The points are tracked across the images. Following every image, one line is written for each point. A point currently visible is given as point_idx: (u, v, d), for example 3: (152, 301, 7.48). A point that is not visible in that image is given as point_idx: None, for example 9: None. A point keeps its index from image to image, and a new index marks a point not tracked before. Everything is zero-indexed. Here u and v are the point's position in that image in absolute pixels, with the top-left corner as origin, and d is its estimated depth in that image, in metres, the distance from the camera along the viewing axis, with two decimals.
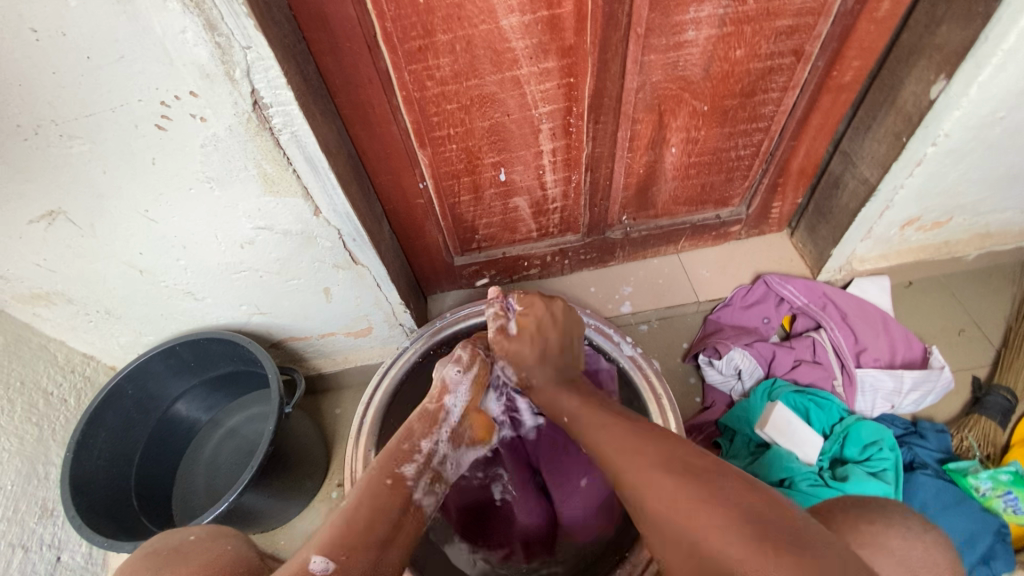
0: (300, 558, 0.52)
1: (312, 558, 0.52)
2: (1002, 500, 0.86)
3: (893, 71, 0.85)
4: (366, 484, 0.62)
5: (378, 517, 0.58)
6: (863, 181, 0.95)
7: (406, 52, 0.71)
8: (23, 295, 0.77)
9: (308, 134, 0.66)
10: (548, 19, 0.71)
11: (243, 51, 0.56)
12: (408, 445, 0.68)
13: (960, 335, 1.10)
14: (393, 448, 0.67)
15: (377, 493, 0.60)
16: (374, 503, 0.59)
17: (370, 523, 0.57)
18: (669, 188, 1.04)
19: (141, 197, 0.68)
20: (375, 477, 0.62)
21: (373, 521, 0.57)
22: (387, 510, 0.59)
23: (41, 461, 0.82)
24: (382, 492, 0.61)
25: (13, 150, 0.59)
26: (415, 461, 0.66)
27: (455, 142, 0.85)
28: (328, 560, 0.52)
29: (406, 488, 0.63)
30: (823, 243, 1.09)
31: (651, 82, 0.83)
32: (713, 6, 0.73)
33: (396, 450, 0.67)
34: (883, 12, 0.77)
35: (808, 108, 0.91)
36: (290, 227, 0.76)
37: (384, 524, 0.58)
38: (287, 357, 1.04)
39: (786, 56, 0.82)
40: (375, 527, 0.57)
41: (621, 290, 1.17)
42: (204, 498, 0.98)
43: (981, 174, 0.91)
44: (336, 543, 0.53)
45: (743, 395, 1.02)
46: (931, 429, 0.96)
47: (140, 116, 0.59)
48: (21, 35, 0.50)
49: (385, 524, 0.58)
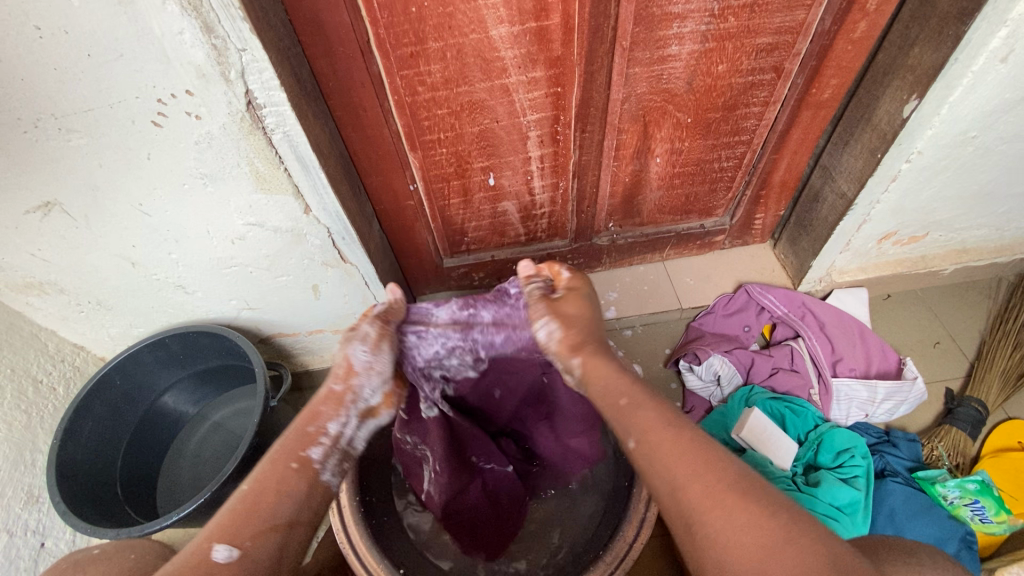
0: (196, 550, 0.49)
1: (212, 549, 0.49)
2: (969, 509, 0.89)
3: (870, 89, 0.88)
4: (269, 466, 0.57)
5: (284, 500, 0.54)
6: (841, 196, 0.98)
7: (398, 58, 0.74)
8: (16, 283, 0.78)
9: (300, 134, 0.68)
10: (536, 30, 0.74)
11: (238, 52, 0.58)
12: (314, 428, 0.62)
13: (935, 348, 1.12)
14: (297, 430, 0.61)
15: (283, 478, 0.56)
16: (279, 489, 0.55)
17: (273, 510, 0.53)
18: (654, 197, 1.06)
19: (135, 191, 0.69)
20: (278, 462, 0.57)
21: (278, 510, 0.54)
22: (298, 491, 0.56)
23: (28, 448, 0.84)
24: (288, 477, 0.56)
25: (12, 141, 0.61)
26: (323, 443, 0.61)
27: (445, 146, 0.88)
28: (230, 550, 0.50)
29: (314, 471, 0.58)
30: (804, 254, 1.12)
31: (636, 93, 0.86)
32: (696, 22, 0.76)
33: (300, 432, 0.61)
34: (859, 33, 0.81)
35: (788, 123, 0.94)
36: (280, 224, 0.78)
37: (289, 510, 0.54)
38: (275, 352, 1.06)
39: (766, 73, 0.85)
40: (281, 513, 0.54)
41: (606, 296, 1.19)
42: (187, 490, 1.00)
43: (955, 192, 0.94)
44: (237, 534, 0.51)
45: (722, 401, 1.04)
46: (902, 438, 0.98)
47: (136, 112, 0.61)
48: (24, 32, 0.52)
49: (290, 505, 0.55)
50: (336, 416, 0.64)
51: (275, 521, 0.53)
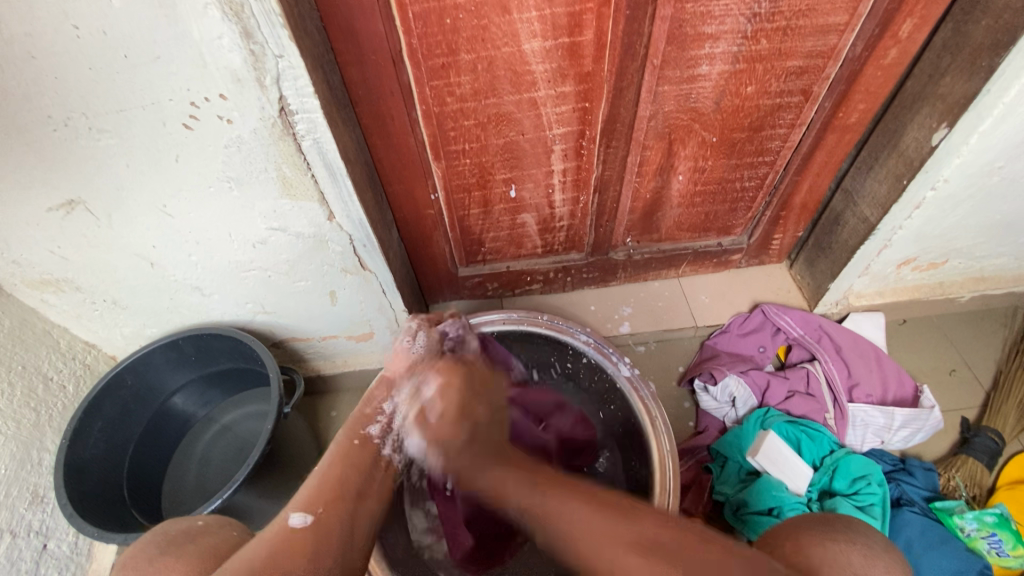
0: (277, 520, 0.54)
1: (290, 517, 0.54)
2: (986, 542, 0.87)
3: (897, 115, 0.87)
4: (335, 448, 0.65)
5: (349, 473, 0.61)
6: (863, 220, 0.97)
7: (429, 68, 0.73)
8: (32, 279, 0.77)
9: (330, 141, 0.67)
10: (568, 45, 0.74)
11: (275, 59, 0.58)
12: (372, 408, 0.70)
13: (951, 375, 1.12)
14: (357, 412, 0.69)
15: (347, 453, 0.64)
16: (345, 462, 0.63)
17: (343, 484, 0.59)
18: (674, 214, 1.06)
19: (160, 192, 0.69)
20: (343, 438, 0.66)
21: (346, 482, 0.60)
22: (358, 467, 0.62)
23: (36, 447, 0.82)
24: (350, 450, 0.65)
25: (40, 138, 0.60)
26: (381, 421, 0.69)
27: (469, 157, 0.87)
28: (306, 516, 0.54)
29: (374, 445, 0.66)
30: (821, 277, 1.11)
31: (663, 111, 0.85)
32: (728, 43, 0.76)
33: (361, 412, 0.69)
34: (890, 59, 0.81)
35: (813, 146, 0.94)
36: (303, 230, 0.77)
37: (356, 483, 0.60)
38: (288, 357, 1.05)
39: (795, 95, 0.85)
40: (349, 487, 0.60)
41: (621, 310, 1.18)
42: (194, 494, 0.98)
43: (978, 220, 0.94)
44: (312, 502, 0.56)
45: (736, 422, 1.03)
46: (919, 467, 0.98)
47: (168, 114, 0.60)
48: (62, 31, 0.52)
49: (356, 479, 0.61)
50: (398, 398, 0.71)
51: (342, 491, 0.59)
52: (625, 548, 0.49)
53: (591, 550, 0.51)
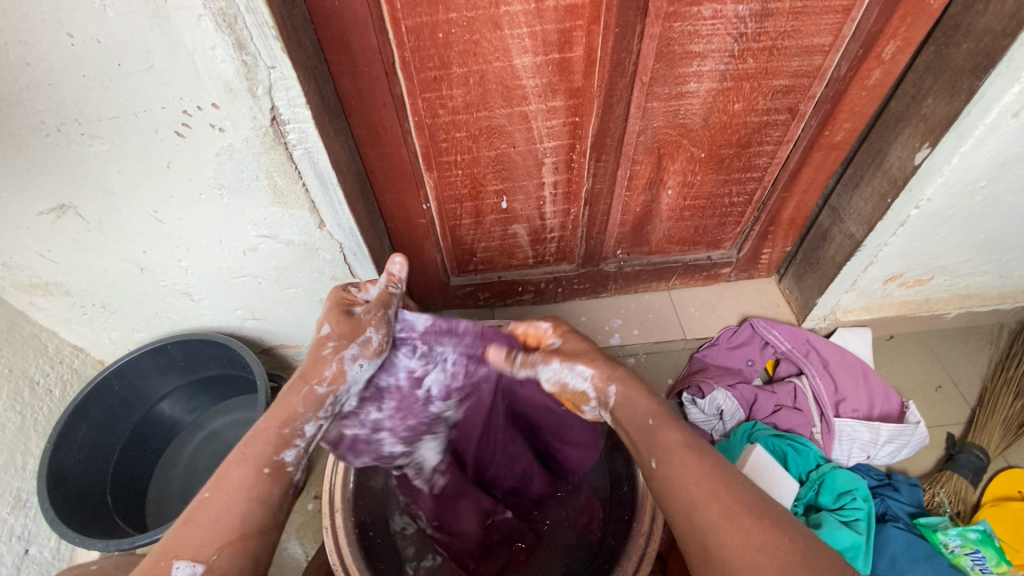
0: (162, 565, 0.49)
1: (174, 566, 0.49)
2: (970, 558, 0.87)
3: (881, 135, 0.89)
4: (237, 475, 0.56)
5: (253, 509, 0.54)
6: (849, 237, 0.98)
7: (421, 81, 0.75)
8: (22, 283, 0.78)
9: (321, 151, 0.68)
10: (559, 61, 0.75)
11: (267, 70, 0.59)
12: (291, 429, 0.60)
13: (938, 391, 1.12)
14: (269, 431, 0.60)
15: (254, 487, 0.55)
16: (249, 495, 0.55)
17: (238, 521, 0.53)
18: (664, 227, 1.07)
19: (151, 198, 0.69)
20: (249, 465, 0.57)
21: (245, 521, 0.53)
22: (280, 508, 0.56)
23: (20, 451, 0.82)
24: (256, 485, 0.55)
25: (32, 144, 0.61)
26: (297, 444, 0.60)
27: (461, 168, 0.88)
28: (194, 565, 0.49)
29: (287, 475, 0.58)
30: (809, 292, 1.12)
31: (652, 126, 0.87)
32: (715, 61, 0.78)
33: (277, 435, 0.59)
34: (873, 80, 0.82)
35: (800, 163, 0.95)
36: (293, 237, 0.78)
37: (256, 521, 0.53)
38: (277, 364, 1.05)
39: (781, 113, 0.86)
40: (248, 526, 0.53)
41: (611, 322, 1.19)
42: (179, 500, 0.98)
43: (962, 239, 0.95)
44: (201, 548, 0.50)
45: (723, 436, 1.04)
46: (904, 482, 0.98)
47: (160, 122, 0.61)
48: (57, 39, 0.53)
49: (257, 514, 0.54)
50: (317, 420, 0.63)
51: (243, 531, 0.52)
52: (710, 500, 0.51)
53: (682, 494, 0.53)
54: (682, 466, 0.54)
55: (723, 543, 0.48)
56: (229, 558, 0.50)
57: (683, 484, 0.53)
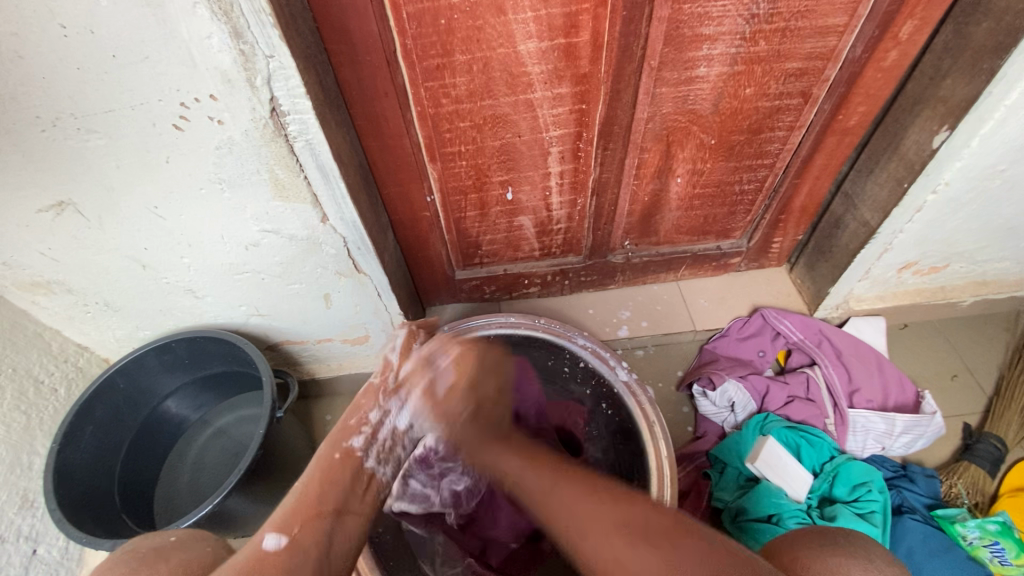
0: (251, 540, 0.50)
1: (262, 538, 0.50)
2: (989, 550, 0.86)
3: (897, 118, 0.87)
4: (316, 462, 0.58)
5: (329, 490, 0.55)
6: (863, 224, 0.96)
7: (424, 69, 0.73)
8: (24, 281, 0.77)
9: (323, 143, 0.66)
10: (565, 46, 0.73)
11: (265, 59, 0.57)
12: (356, 420, 0.63)
13: (953, 380, 1.10)
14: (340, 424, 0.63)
15: (329, 469, 0.57)
16: (326, 478, 0.56)
17: (319, 499, 0.54)
18: (672, 217, 1.05)
19: (151, 193, 0.68)
20: (324, 451, 0.59)
21: (323, 499, 0.54)
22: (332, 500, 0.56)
23: (26, 451, 0.81)
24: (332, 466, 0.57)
25: (29, 140, 0.60)
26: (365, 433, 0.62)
27: (465, 159, 0.87)
28: (280, 537, 0.50)
29: (356, 459, 0.59)
30: (822, 281, 1.10)
31: (661, 113, 0.85)
32: (726, 44, 0.75)
33: (343, 425, 0.62)
34: (890, 62, 0.80)
35: (812, 149, 0.93)
36: (296, 232, 0.77)
37: (335, 498, 0.55)
38: (282, 360, 1.04)
39: (793, 98, 0.84)
40: (329, 503, 0.54)
41: (619, 314, 1.17)
42: (187, 498, 0.97)
43: (980, 224, 0.93)
44: (286, 521, 0.51)
45: (735, 428, 1.02)
46: (920, 474, 0.96)
47: (158, 115, 0.60)
48: (50, 30, 0.51)
49: (338, 495, 0.55)
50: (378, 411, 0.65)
51: (321, 508, 0.53)
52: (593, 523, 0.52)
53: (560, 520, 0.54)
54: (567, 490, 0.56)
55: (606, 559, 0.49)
56: (310, 529, 0.51)
57: (563, 510, 0.54)
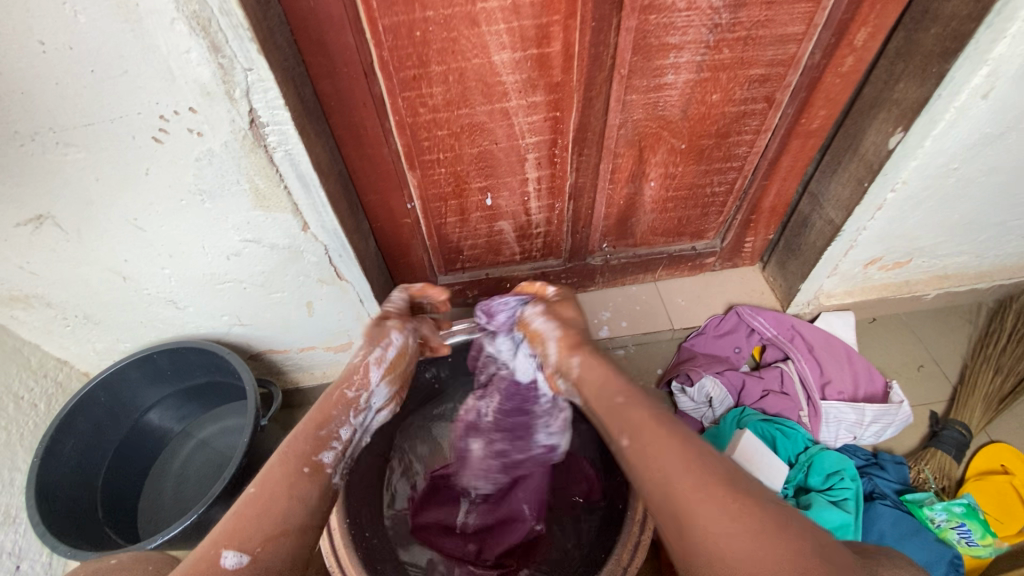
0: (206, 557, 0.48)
1: (222, 554, 0.49)
2: (956, 532, 0.90)
3: (857, 120, 0.91)
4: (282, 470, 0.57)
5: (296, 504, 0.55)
6: (829, 222, 1.00)
7: (401, 80, 0.75)
8: (1, 296, 0.76)
9: (302, 153, 0.68)
10: (538, 56, 0.75)
11: (244, 72, 0.59)
12: (326, 432, 0.63)
13: (919, 370, 1.15)
14: (309, 432, 0.62)
15: (295, 483, 0.56)
16: (290, 493, 0.55)
17: (283, 516, 0.53)
18: (648, 220, 1.08)
19: (130, 205, 0.69)
20: (290, 464, 0.57)
21: (287, 516, 0.53)
22: (318, 507, 0.57)
23: (6, 467, 0.81)
24: (300, 479, 0.57)
25: (8, 154, 0.60)
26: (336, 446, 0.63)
27: (444, 166, 0.89)
28: (242, 555, 0.49)
29: (326, 476, 0.59)
30: (792, 278, 1.14)
31: (633, 119, 0.88)
32: (692, 53, 0.79)
33: (314, 436, 0.62)
34: (847, 67, 0.84)
35: (778, 151, 0.97)
36: (277, 241, 0.78)
37: (298, 513, 0.54)
38: (266, 369, 1.05)
39: (758, 102, 0.88)
40: (293, 520, 0.53)
41: (600, 315, 1.20)
42: (170, 511, 0.97)
43: (937, 221, 0.97)
44: (248, 538, 0.50)
45: (713, 422, 1.05)
46: (890, 461, 1.00)
47: (137, 128, 0.61)
48: (28, 46, 0.52)
49: (301, 511, 0.55)
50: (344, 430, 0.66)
51: (286, 526, 0.52)
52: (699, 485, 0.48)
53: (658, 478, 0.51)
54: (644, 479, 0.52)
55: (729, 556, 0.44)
56: (273, 551, 0.50)
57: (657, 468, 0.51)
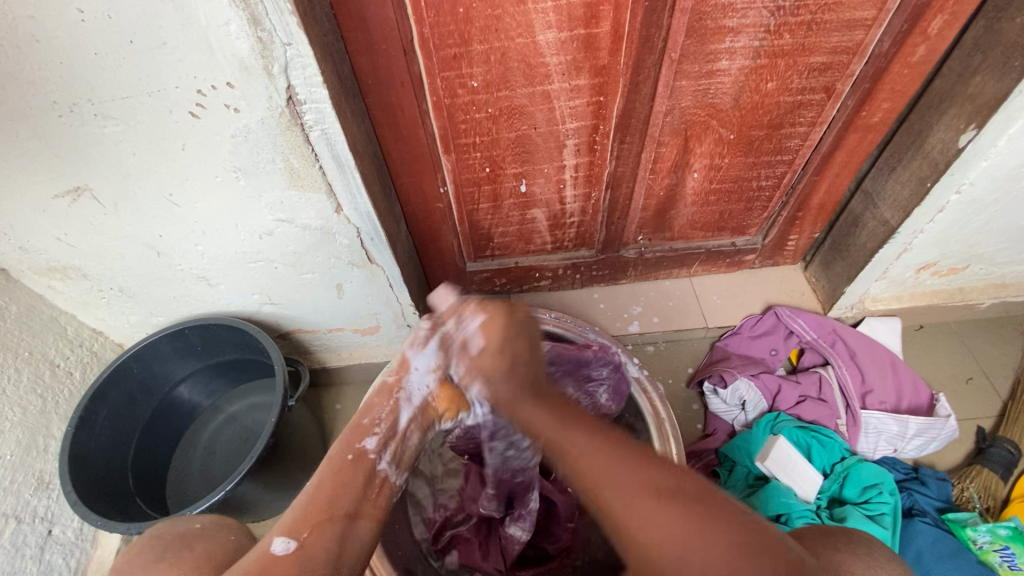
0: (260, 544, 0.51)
1: (273, 541, 0.51)
2: (998, 555, 0.85)
3: (923, 116, 0.84)
4: (328, 465, 0.59)
5: (342, 494, 0.56)
6: (883, 223, 0.94)
7: (440, 59, 0.72)
8: (40, 266, 0.77)
9: (338, 133, 0.66)
10: (585, 37, 0.71)
11: (283, 47, 0.57)
12: (369, 419, 0.63)
13: (968, 383, 1.09)
14: (353, 422, 0.63)
15: (339, 471, 0.58)
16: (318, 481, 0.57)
17: (332, 502, 0.55)
18: (688, 213, 1.04)
19: (167, 180, 0.68)
20: (336, 452, 0.60)
21: (336, 503, 0.55)
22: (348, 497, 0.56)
23: (42, 434, 0.83)
24: (344, 469, 0.58)
25: (45, 125, 0.59)
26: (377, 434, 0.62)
27: (480, 151, 0.86)
28: (289, 541, 0.50)
29: (369, 461, 0.60)
30: (837, 280, 1.09)
31: (680, 107, 0.83)
32: (750, 37, 0.74)
33: (355, 424, 0.63)
34: (918, 57, 0.77)
35: (833, 146, 0.91)
36: (310, 222, 0.76)
37: (346, 504, 0.55)
38: (294, 348, 1.05)
39: (816, 93, 0.82)
40: (339, 507, 0.55)
41: (630, 309, 1.17)
42: (199, 484, 0.99)
43: (1003, 225, 0.91)
44: (297, 526, 0.52)
45: (745, 426, 1.02)
46: (932, 477, 0.95)
47: (174, 102, 0.59)
48: (67, 15, 0.51)
49: (347, 500, 0.56)
50: (386, 406, 0.65)
51: (332, 512, 0.54)
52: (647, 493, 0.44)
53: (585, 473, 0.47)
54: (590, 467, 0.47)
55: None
56: (321, 537, 0.51)
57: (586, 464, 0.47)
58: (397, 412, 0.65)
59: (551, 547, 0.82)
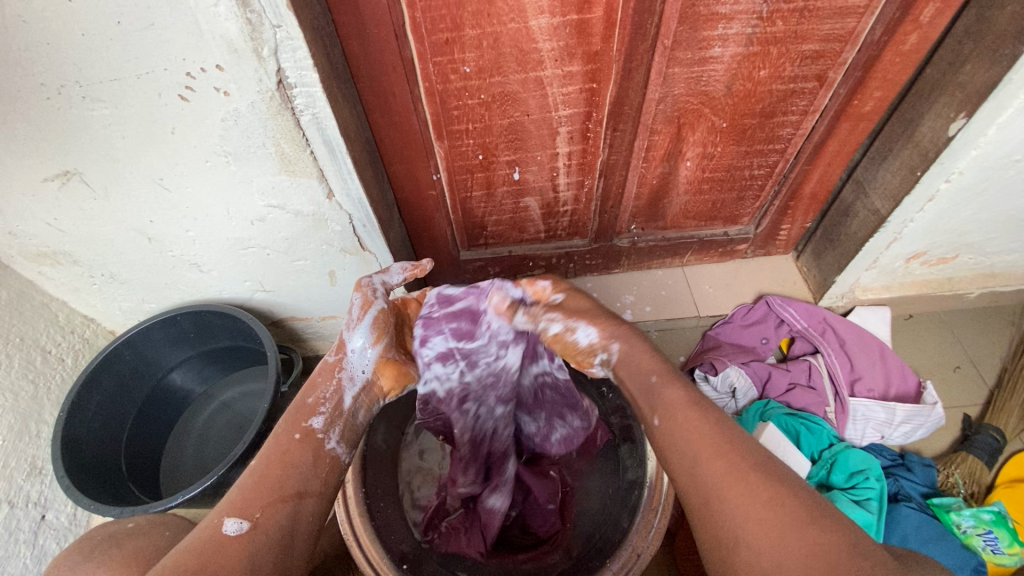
0: (209, 524, 0.50)
1: (224, 522, 0.50)
2: (982, 539, 0.87)
3: (914, 104, 0.85)
4: (275, 442, 0.58)
5: (290, 473, 0.55)
6: (874, 212, 0.95)
7: (432, 44, 0.71)
8: (30, 252, 0.77)
9: (329, 117, 0.66)
10: (577, 23, 0.71)
11: (272, 29, 0.56)
12: (314, 399, 0.63)
13: (955, 372, 1.10)
14: (297, 402, 0.63)
15: (288, 450, 0.57)
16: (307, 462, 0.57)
17: (281, 482, 0.54)
18: (680, 201, 1.04)
19: (156, 165, 0.67)
20: (283, 432, 0.59)
21: (285, 481, 0.54)
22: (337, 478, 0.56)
23: (33, 420, 0.83)
24: (292, 448, 0.58)
25: (33, 108, 0.59)
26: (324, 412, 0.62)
27: (472, 137, 0.86)
28: (241, 522, 0.50)
29: (318, 441, 0.59)
30: (828, 270, 1.10)
31: (673, 94, 0.83)
32: (742, 24, 0.74)
33: (301, 404, 0.62)
34: (909, 45, 0.78)
35: (825, 135, 0.92)
36: (302, 208, 0.76)
37: (295, 482, 0.55)
38: (287, 336, 1.05)
39: (809, 81, 0.82)
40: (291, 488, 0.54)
41: (623, 298, 1.17)
42: (192, 470, 0.99)
43: (992, 215, 0.92)
44: (248, 506, 0.51)
45: (735, 413, 1.02)
46: (918, 463, 0.97)
47: (163, 85, 0.59)
48: None
49: (297, 478, 0.55)
50: (330, 386, 0.66)
51: (284, 492, 0.53)
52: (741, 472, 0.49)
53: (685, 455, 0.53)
54: (687, 430, 0.55)
55: (763, 535, 0.45)
56: (274, 518, 0.51)
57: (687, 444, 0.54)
58: (342, 392, 0.66)
59: (543, 530, 0.80)
